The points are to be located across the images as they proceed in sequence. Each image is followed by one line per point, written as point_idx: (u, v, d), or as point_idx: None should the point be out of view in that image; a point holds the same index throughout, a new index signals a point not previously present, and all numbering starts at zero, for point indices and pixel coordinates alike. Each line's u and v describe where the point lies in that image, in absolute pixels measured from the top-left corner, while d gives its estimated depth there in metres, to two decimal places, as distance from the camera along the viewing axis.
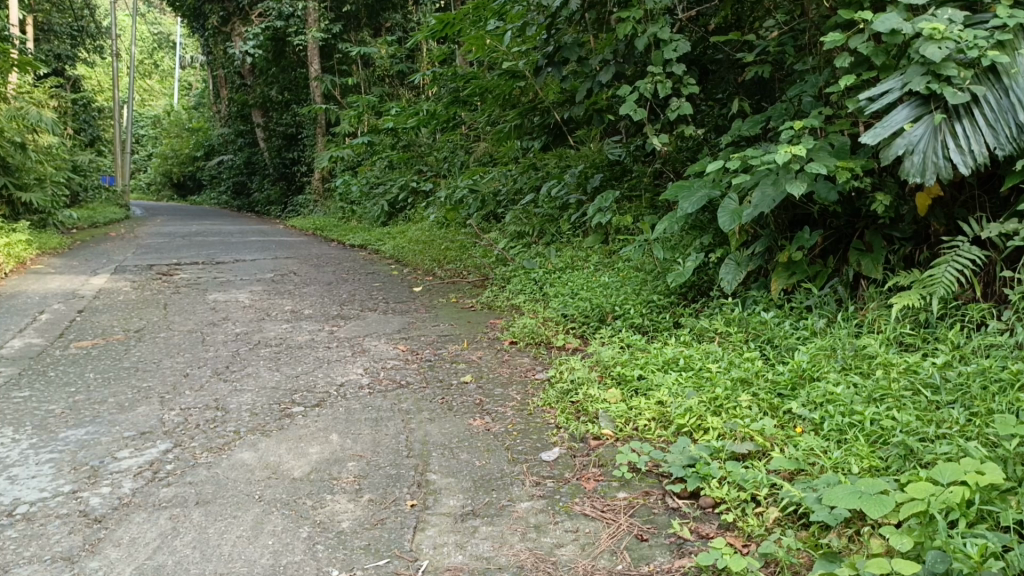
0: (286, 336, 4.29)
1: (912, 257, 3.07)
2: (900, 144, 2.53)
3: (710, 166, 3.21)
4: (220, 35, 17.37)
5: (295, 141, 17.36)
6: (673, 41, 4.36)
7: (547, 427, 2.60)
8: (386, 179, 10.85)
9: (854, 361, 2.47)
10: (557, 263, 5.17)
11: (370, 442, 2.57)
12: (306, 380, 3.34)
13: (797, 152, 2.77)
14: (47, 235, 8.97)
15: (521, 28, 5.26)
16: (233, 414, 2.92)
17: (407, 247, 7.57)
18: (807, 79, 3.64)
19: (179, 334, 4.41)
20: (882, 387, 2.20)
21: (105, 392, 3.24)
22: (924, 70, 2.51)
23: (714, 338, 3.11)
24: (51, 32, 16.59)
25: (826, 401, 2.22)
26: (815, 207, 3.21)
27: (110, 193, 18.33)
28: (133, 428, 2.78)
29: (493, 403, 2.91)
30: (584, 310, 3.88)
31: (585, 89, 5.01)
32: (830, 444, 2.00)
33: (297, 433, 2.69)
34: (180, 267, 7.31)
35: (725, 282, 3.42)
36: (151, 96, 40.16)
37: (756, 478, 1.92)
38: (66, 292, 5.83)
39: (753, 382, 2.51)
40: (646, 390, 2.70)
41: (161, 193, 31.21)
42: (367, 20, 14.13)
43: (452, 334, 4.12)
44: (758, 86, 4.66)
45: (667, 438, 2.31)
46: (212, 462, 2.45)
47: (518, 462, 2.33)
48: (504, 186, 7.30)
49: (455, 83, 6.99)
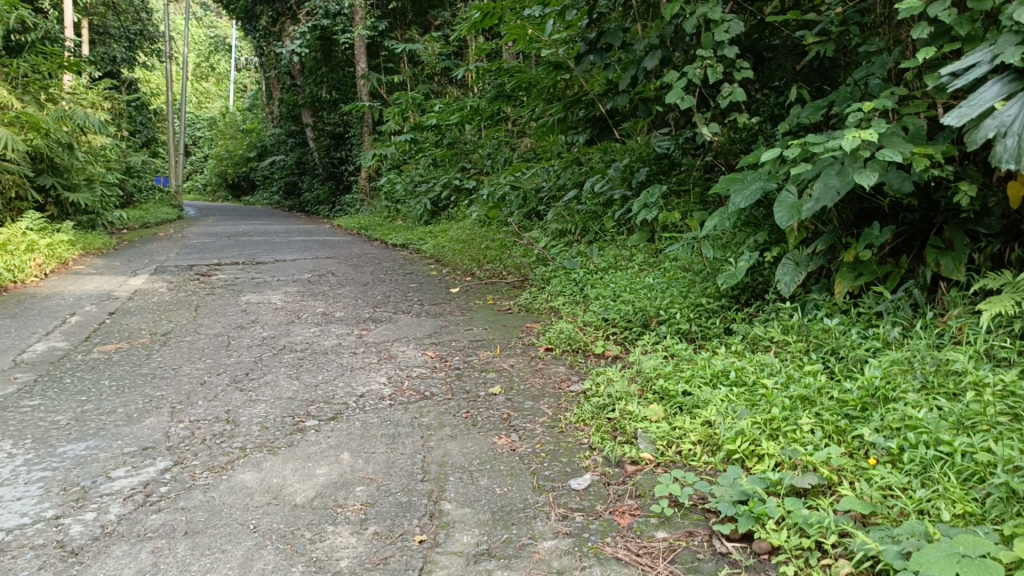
0: (313, 340, 4.08)
1: (1002, 256, 2.70)
2: (991, 125, 2.12)
3: (766, 156, 2.88)
4: (271, 36, 17.48)
5: (343, 140, 17.43)
6: (724, 22, 4.02)
7: (579, 448, 2.32)
8: (429, 177, 10.65)
9: (937, 379, 2.13)
10: (599, 263, 4.87)
11: (383, 463, 2.32)
12: (325, 391, 3.11)
13: (866, 137, 2.44)
14: (93, 236, 8.95)
15: (560, 13, 4.97)
16: (243, 428, 2.71)
17: (448, 246, 7.35)
18: (874, 60, 3.31)
19: (205, 337, 4.24)
20: (972, 412, 1.87)
21: (115, 401, 3.06)
22: (1018, 39, 2.13)
23: (769, 348, 2.79)
24: (106, 34, 16.92)
25: (906, 426, 1.89)
26: (885, 200, 2.87)
27: (163, 193, 18.56)
28: (134, 442, 2.57)
29: (521, 418, 2.64)
30: (626, 315, 3.59)
31: (630, 77, 4.71)
32: (911, 480, 1.69)
33: (306, 451, 2.46)
34: (220, 267, 7.21)
35: (782, 284, 3.10)
36: (206, 99, 41.00)
37: (821, 521, 1.61)
38: (100, 293, 5.73)
39: (816, 401, 2.19)
40: (692, 408, 2.40)
41: (216, 193, 31.68)
42: (414, 17, 14.06)
43: (485, 339, 3.87)
44: (817, 72, 4.29)
45: (715, 464, 2.01)
46: (209, 484, 2.22)
47: (544, 490, 2.06)
48: (546, 182, 7.01)
49: (497, 76, 6.73)
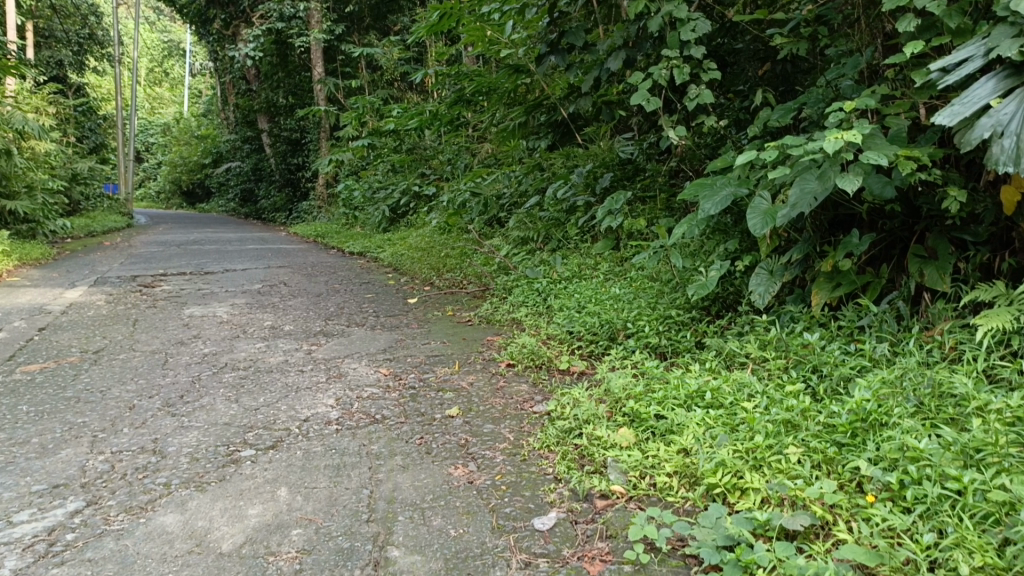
0: (257, 357, 3.81)
1: (991, 265, 2.55)
2: (986, 125, 1.93)
3: (739, 159, 2.69)
4: (225, 40, 17.06)
5: (300, 146, 17.08)
6: (691, 21, 3.85)
7: (543, 479, 2.10)
8: (388, 184, 10.38)
9: (933, 403, 1.95)
10: (563, 272, 4.67)
11: (324, 501, 2.08)
12: (265, 416, 2.83)
13: (848, 138, 2.26)
14: (33, 245, 8.54)
15: (518, 13, 4.76)
16: (170, 460, 2.44)
17: (406, 254, 7.11)
18: (846, 61, 3.17)
19: (141, 355, 3.94)
20: (982, 441, 1.68)
21: (30, 430, 2.76)
22: (1014, 33, 1.96)
23: (746, 365, 2.61)
24: (52, 38, 16.46)
25: (906, 458, 1.70)
26: (865, 206, 2.71)
27: (112, 201, 17.94)
28: (45, 480, 2.30)
29: (479, 445, 2.41)
30: (592, 328, 3.38)
31: (592, 78, 4.52)
32: (918, 522, 1.51)
33: (238, 487, 2.20)
34: (165, 277, 6.86)
35: (757, 295, 2.93)
36: (160, 104, 40.08)
37: (821, 573, 1.41)
38: (32, 307, 5.38)
39: (802, 426, 2.00)
40: (667, 434, 2.19)
41: (170, 199, 30.92)
42: (371, 21, 13.77)
43: (442, 354, 3.63)
44: (782, 76, 4.16)
45: (694, 501, 1.80)
46: (124, 530, 1.96)
47: (504, 532, 1.83)
48: (507, 188, 6.79)
49: (456, 79, 6.50)
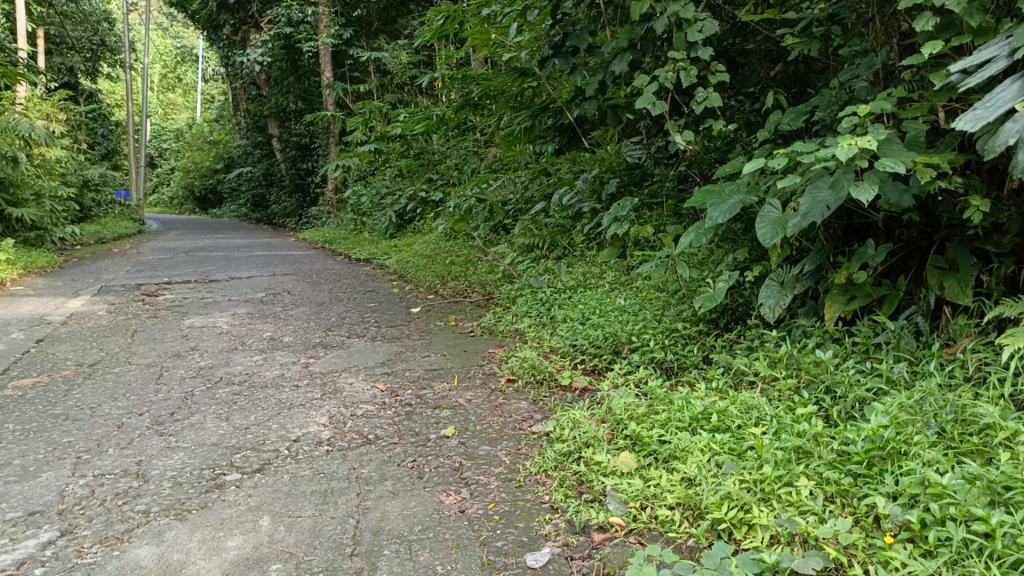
0: (253, 371, 3.71)
1: (1015, 278, 2.42)
2: (1010, 129, 1.77)
3: (747, 166, 2.56)
4: (235, 45, 17.04)
5: (310, 151, 17.04)
6: (698, 21, 3.72)
7: (539, 509, 1.98)
8: (396, 189, 10.29)
9: (957, 431, 1.83)
10: (567, 281, 4.56)
11: (307, 531, 1.97)
12: (254, 436, 2.73)
13: (863, 144, 2.13)
14: (40, 253, 8.53)
15: (522, 14, 4.64)
16: (153, 484, 2.33)
17: (412, 261, 7.01)
18: (861, 62, 3.03)
19: (135, 369, 3.85)
20: (1011, 477, 1.56)
21: (13, 451, 2.67)
22: None
23: (755, 384, 2.49)
24: (63, 44, 16.49)
25: (928, 494, 1.58)
26: (881, 215, 2.58)
27: (123, 207, 17.94)
28: (21, 507, 2.20)
29: (474, 469, 2.30)
30: (596, 340, 3.26)
31: (597, 81, 4.39)
32: (942, 568, 1.39)
33: (219, 516, 2.09)
34: (168, 285, 6.80)
35: (767, 308, 2.81)
36: (173, 110, 40.30)
37: None
38: (33, 317, 5.31)
39: (813, 453, 1.88)
40: (670, 459, 2.06)
41: (181, 205, 31.02)
42: (380, 25, 13.69)
43: (441, 368, 3.52)
44: (793, 78, 4.02)
45: (698, 537, 1.69)
46: (95, 564, 1.86)
47: (495, 569, 1.71)
48: (513, 194, 6.66)
49: (462, 83, 6.39)
